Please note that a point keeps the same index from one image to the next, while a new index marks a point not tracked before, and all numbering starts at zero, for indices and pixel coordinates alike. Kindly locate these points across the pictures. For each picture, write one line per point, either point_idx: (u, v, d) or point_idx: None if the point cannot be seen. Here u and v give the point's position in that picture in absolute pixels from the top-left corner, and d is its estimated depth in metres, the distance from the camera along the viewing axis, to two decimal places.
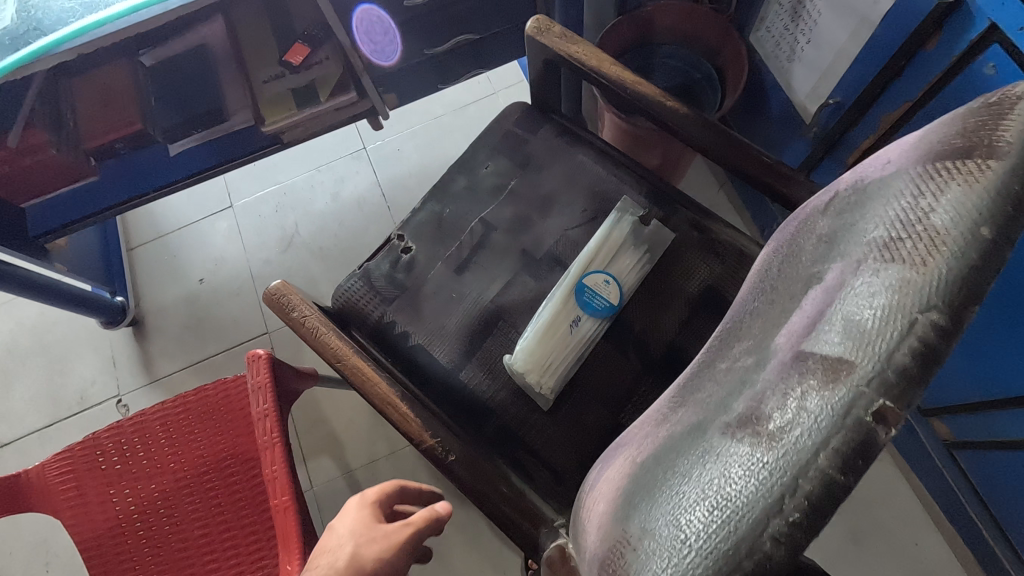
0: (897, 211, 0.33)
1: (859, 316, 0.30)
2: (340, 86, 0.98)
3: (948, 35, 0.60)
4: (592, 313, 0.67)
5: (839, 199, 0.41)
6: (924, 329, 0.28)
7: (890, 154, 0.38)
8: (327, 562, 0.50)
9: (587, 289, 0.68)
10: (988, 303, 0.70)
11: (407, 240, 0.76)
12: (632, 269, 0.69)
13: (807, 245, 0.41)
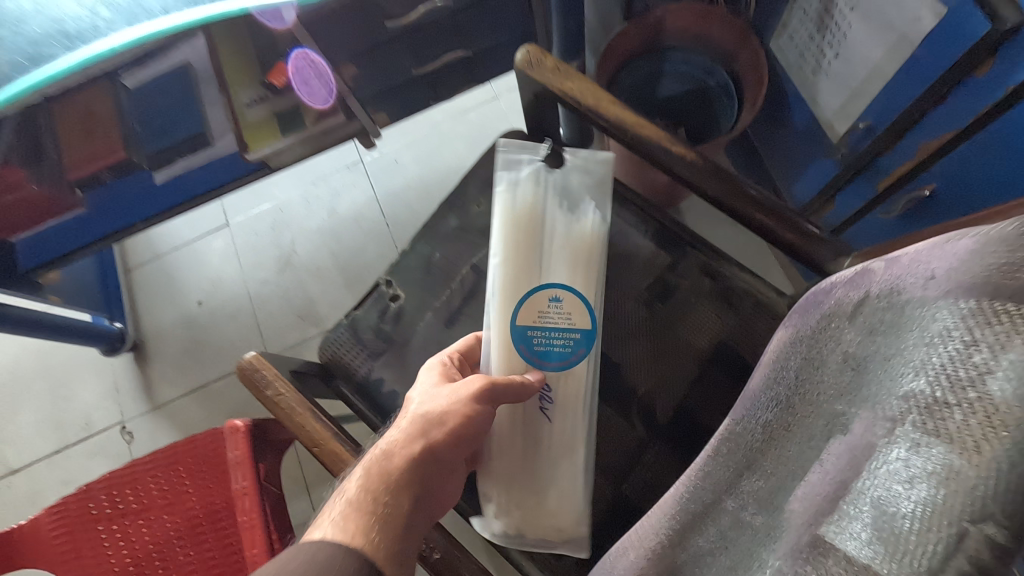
0: (943, 361, 0.27)
1: (895, 510, 0.24)
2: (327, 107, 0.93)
3: (1002, 64, 0.52)
4: (564, 361, 0.58)
5: (870, 307, 0.34)
6: (975, 548, 0.22)
7: (937, 265, 0.31)
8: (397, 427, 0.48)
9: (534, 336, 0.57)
10: None
11: (395, 287, 0.71)
12: (585, 265, 0.59)
13: (832, 360, 0.35)
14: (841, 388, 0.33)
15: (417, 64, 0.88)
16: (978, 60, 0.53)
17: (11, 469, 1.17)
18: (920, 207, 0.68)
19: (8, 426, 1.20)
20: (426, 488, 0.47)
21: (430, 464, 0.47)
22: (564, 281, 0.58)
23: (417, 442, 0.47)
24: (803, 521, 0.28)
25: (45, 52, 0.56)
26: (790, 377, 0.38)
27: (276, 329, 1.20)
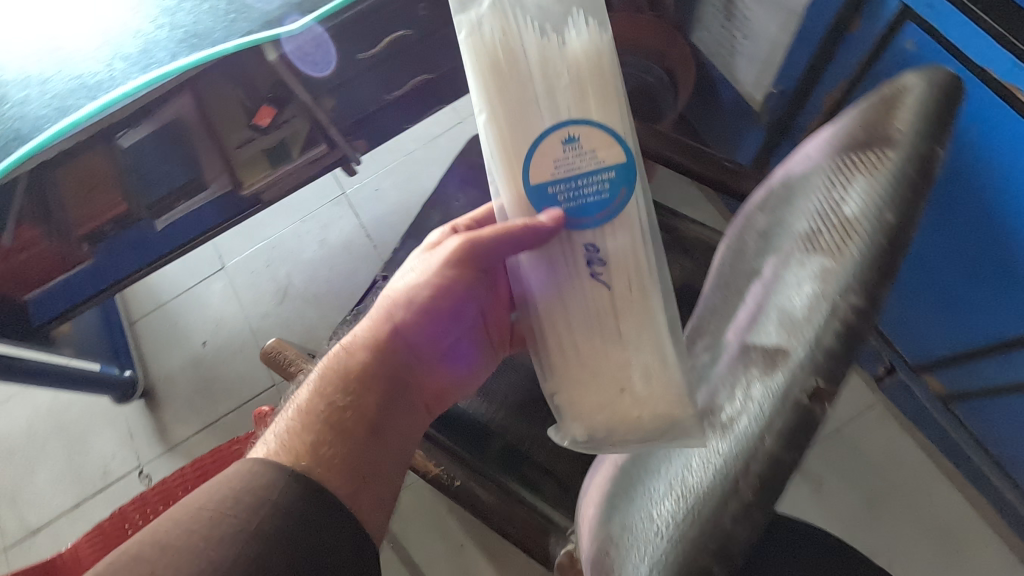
0: (816, 205, 0.36)
1: (791, 305, 0.33)
2: (311, 140, 1.03)
3: (868, 18, 0.64)
4: (610, 212, 0.43)
5: (768, 197, 0.44)
6: (844, 312, 0.31)
7: (809, 153, 0.42)
8: (364, 322, 0.57)
9: (559, 191, 0.42)
10: (956, 258, 0.73)
11: (392, 279, 0.80)
12: (603, 81, 0.41)
13: (748, 242, 0.43)
14: (758, 250, 0.41)
15: (388, 90, 0.98)
16: (847, 18, 0.67)
17: (33, 528, 1.19)
18: None
19: (28, 487, 1.23)
20: (388, 384, 0.55)
21: (389, 355, 0.55)
22: (571, 111, 0.41)
23: (378, 333, 0.55)
24: (734, 345, 0.36)
25: (69, 103, 0.65)
26: (722, 269, 0.47)
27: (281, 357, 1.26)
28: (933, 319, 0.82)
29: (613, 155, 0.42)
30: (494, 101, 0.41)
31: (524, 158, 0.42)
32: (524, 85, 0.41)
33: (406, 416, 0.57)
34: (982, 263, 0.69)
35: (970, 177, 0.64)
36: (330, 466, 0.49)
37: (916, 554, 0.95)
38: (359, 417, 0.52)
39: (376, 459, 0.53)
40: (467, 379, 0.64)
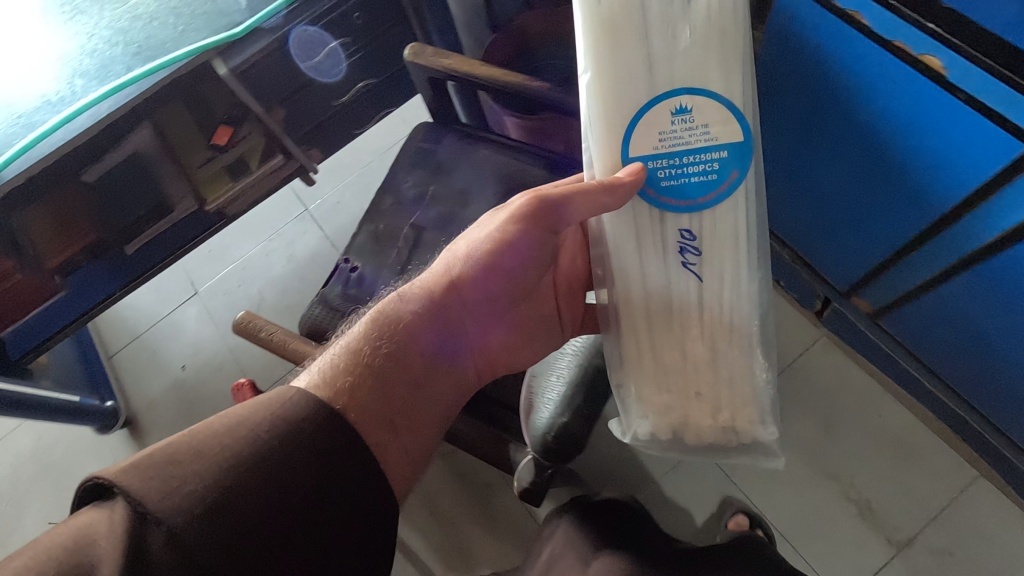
0: None
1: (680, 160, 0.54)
2: (267, 153, 1.10)
3: None
4: (703, 197, 0.54)
5: None
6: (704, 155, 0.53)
7: None
8: (431, 276, 0.64)
9: (662, 154, 0.53)
10: (849, 179, 0.80)
11: (353, 260, 0.86)
12: (725, 49, 0.51)
13: None
14: None
15: (334, 97, 1.05)
16: None
17: None
18: None
19: (16, 530, 1.23)
20: (433, 329, 0.61)
21: (438, 306, 0.62)
22: (686, 82, 0.51)
23: (445, 284, 0.63)
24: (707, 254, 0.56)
25: (34, 119, 0.72)
26: None
27: (260, 371, 1.30)
28: (847, 241, 0.89)
29: (720, 136, 0.52)
30: (613, 52, 0.51)
31: (632, 113, 0.52)
32: (645, 45, 0.51)
33: (445, 372, 0.62)
34: (869, 178, 0.76)
35: (842, 100, 0.72)
36: (369, 409, 0.53)
37: (871, 464, 1.02)
38: (402, 367, 0.57)
39: (410, 411, 0.57)
40: (518, 346, 0.72)
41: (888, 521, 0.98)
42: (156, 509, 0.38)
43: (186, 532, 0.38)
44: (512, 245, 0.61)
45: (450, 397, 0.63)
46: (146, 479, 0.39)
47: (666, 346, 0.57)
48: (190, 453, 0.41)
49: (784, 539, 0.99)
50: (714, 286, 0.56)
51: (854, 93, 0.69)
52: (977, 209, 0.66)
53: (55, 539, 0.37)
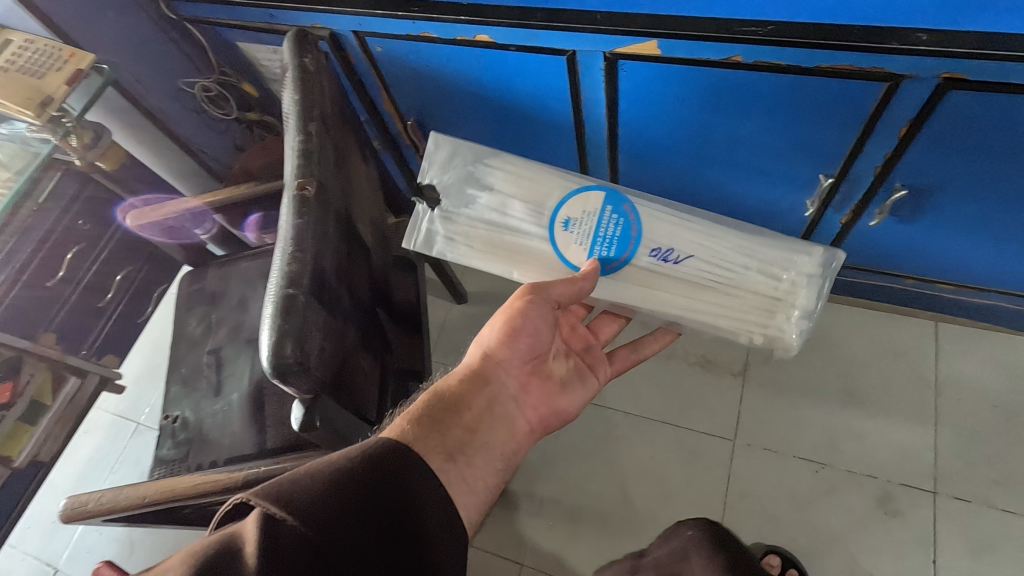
0: (518, 188, 0.93)
1: (581, 222, 0.92)
2: (58, 381, 1.07)
3: (349, 49, 0.95)
4: (634, 244, 0.91)
5: (520, 173, 0.94)
6: (580, 218, 0.92)
7: None
8: (463, 360, 0.75)
9: (591, 245, 0.91)
10: (517, 138, 1.04)
11: (171, 413, 0.89)
12: (522, 181, 0.94)
13: (543, 185, 0.93)
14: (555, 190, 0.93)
15: (98, 299, 1.10)
16: (344, 58, 0.97)
17: None
18: (425, 130, 1.10)
19: None
20: (480, 396, 0.70)
21: (474, 376, 0.72)
22: (547, 208, 0.92)
23: (471, 361, 0.74)
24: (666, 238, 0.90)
25: None
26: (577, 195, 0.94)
27: None
28: None
29: (592, 203, 0.92)
30: (497, 246, 0.93)
31: (546, 248, 0.92)
32: (508, 223, 0.93)
33: (498, 421, 0.71)
34: (525, 129, 1.00)
35: (469, 88, 0.95)
36: (432, 446, 0.60)
37: None
38: (455, 416, 0.66)
39: (471, 450, 0.64)
40: (556, 398, 0.81)
41: (724, 362, 1.14)
42: (284, 510, 0.42)
43: (309, 528, 0.42)
44: (518, 314, 0.76)
45: (505, 447, 0.70)
46: (270, 492, 0.43)
47: (753, 310, 0.89)
48: (304, 470, 0.46)
49: (667, 423, 1.12)
50: (683, 242, 0.90)
51: (471, 77, 0.92)
52: (580, 113, 0.91)
53: (202, 543, 0.41)
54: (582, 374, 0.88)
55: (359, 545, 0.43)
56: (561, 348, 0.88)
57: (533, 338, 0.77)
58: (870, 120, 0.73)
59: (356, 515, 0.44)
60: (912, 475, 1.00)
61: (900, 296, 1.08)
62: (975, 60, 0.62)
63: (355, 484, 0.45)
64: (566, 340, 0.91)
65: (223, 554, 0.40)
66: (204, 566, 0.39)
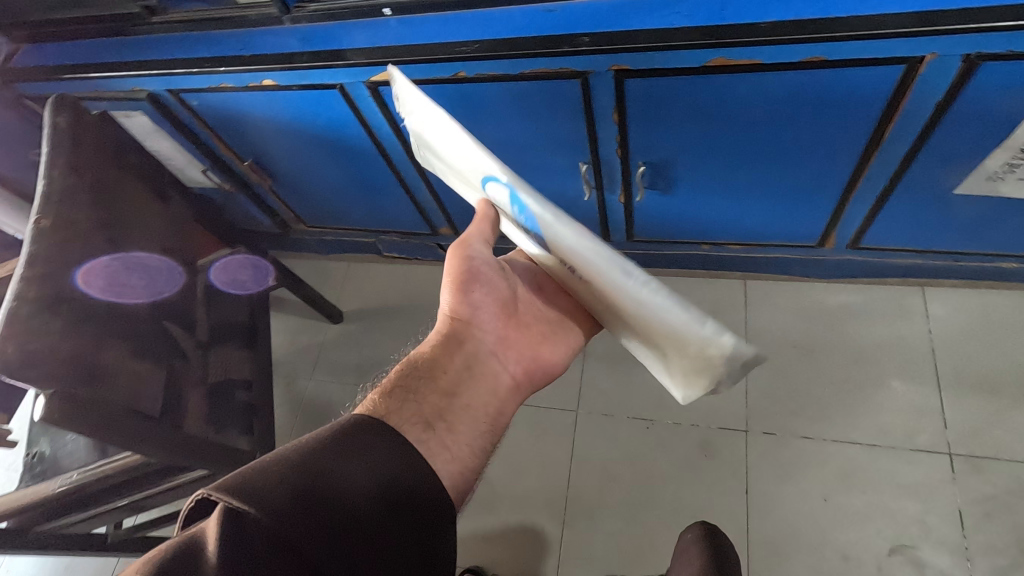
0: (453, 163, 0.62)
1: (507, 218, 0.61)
2: None
3: (170, 106, 1.07)
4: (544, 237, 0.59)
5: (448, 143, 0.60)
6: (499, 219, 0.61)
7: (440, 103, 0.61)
8: (435, 326, 0.75)
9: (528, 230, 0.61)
10: (340, 166, 1.16)
11: (32, 450, 0.97)
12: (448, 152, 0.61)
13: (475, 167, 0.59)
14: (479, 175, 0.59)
15: None
16: (168, 113, 1.09)
17: None
18: (265, 168, 1.22)
19: None
20: (454, 359, 0.71)
21: (444, 339, 0.72)
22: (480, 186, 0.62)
23: (440, 327, 0.74)
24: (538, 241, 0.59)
25: None
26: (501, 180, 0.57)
27: None
28: (386, 200, 1.24)
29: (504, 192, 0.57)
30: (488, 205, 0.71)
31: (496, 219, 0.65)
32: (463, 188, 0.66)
33: (478, 379, 0.71)
34: (341, 155, 1.12)
35: (282, 125, 1.07)
36: (410, 414, 0.63)
37: None
38: (429, 382, 0.68)
39: (448, 417, 0.65)
40: (540, 346, 0.79)
41: None
42: (247, 504, 0.44)
43: (273, 519, 0.44)
44: (469, 272, 0.74)
45: (488, 406, 0.71)
46: (233, 489, 0.45)
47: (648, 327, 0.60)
48: (271, 460, 0.49)
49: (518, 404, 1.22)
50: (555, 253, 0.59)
51: (278, 115, 1.04)
52: (374, 134, 1.03)
53: (163, 549, 0.42)
54: (566, 323, 0.82)
55: (348, 500, 0.48)
56: (541, 298, 0.82)
57: (491, 288, 0.75)
58: (587, 111, 0.86)
59: (330, 478, 0.48)
60: (727, 418, 1.11)
61: (705, 262, 1.21)
62: (629, 53, 0.75)
63: (323, 455, 0.50)
64: (549, 286, 0.82)
65: (190, 551, 0.42)
66: (176, 559, 0.41)
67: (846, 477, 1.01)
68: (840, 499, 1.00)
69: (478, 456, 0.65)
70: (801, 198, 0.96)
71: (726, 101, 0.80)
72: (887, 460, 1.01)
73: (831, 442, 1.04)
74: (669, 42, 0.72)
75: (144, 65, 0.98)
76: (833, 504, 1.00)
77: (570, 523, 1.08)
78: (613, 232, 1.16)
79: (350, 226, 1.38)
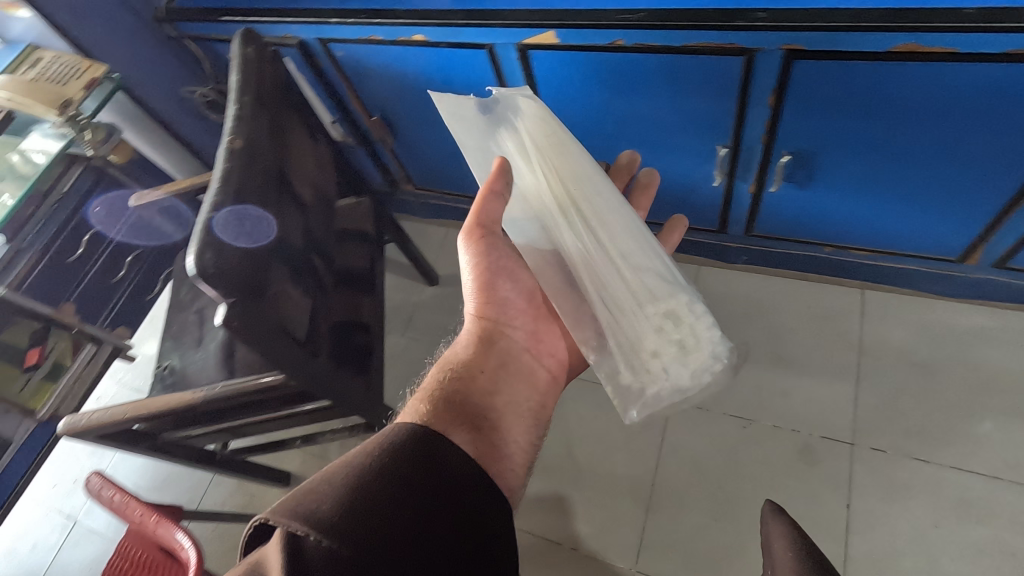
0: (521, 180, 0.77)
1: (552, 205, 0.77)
2: (76, 345, 1.19)
3: (315, 55, 1.12)
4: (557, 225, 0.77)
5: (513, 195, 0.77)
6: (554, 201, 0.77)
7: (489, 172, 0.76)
8: (461, 335, 0.76)
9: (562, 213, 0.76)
10: None
11: (163, 363, 1.04)
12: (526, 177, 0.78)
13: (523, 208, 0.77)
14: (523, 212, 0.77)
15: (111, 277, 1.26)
16: (312, 62, 1.13)
17: None
18: (389, 125, 1.25)
19: None
20: (488, 358, 0.72)
21: (477, 342, 0.74)
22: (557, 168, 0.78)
23: (468, 332, 0.75)
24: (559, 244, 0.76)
25: None
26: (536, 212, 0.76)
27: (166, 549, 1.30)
28: None
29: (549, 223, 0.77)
30: (549, 158, 0.76)
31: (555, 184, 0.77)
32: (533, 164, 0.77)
33: (516, 376, 0.72)
34: None
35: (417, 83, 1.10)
36: (452, 414, 0.63)
37: None
38: (470, 384, 0.68)
39: (491, 415, 0.66)
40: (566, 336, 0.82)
41: None
42: (307, 526, 0.43)
43: (334, 538, 0.42)
44: (492, 273, 0.76)
45: (531, 399, 0.72)
46: (292, 512, 0.44)
47: (663, 290, 0.72)
48: (325, 478, 0.48)
49: None
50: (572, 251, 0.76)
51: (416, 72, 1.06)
52: None
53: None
54: None
55: (409, 518, 0.45)
56: None
57: (516, 283, 0.78)
58: (741, 91, 0.84)
59: (387, 494, 0.46)
60: (832, 428, 1.06)
61: (823, 266, 1.16)
62: (807, 33, 0.72)
63: (380, 470, 0.48)
64: None
65: None
66: None
67: (960, 506, 0.96)
68: (952, 529, 0.94)
69: (526, 453, 0.66)
70: (950, 205, 0.91)
71: (899, 93, 0.76)
72: (1010, 496, 0.94)
73: (947, 469, 0.99)
74: (859, 24, 0.68)
75: (300, 12, 1.02)
76: (944, 532, 0.94)
77: (655, 510, 1.07)
78: (731, 222, 1.13)
79: (457, 191, 1.40)
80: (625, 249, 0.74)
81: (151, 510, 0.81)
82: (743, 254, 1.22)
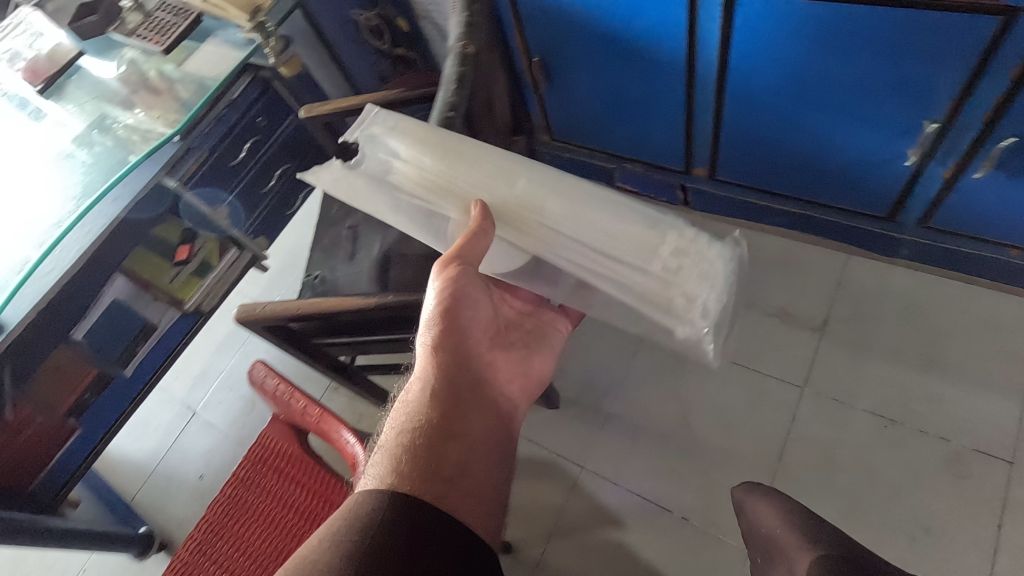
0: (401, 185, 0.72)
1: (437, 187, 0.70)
2: (223, 248, 1.27)
3: None
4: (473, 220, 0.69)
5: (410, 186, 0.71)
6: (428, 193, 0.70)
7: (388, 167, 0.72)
8: (409, 383, 0.66)
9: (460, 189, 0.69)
10: (628, 82, 1.13)
11: (314, 272, 1.08)
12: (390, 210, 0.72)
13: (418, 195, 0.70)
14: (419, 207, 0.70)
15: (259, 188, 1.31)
16: None
17: None
18: (547, 70, 1.22)
19: None
20: (450, 401, 0.63)
21: (435, 387, 0.64)
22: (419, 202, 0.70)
23: (417, 379, 0.65)
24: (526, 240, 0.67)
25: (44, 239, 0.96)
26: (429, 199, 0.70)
27: None
28: (655, 128, 1.21)
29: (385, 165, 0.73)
30: (448, 161, 0.69)
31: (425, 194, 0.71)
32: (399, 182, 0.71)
33: (480, 415, 0.65)
34: (637, 71, 1.09)
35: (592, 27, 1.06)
36: (418, 466, 0.56)
37: (767, 283, 1.24)
38: (437, 434, 0.60)
39: (459, 458, 0.59)
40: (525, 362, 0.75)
41: (802, 316, 1.18)
42: None
43: None
44: (455, 304, 0.66)
45: (500, 440, 0.66)
46: None
47: (656, 234, 0.64)
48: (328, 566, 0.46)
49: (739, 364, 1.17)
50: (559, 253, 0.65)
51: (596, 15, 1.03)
52: (693, 51, 0.99)
53: None
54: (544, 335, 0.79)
55: None
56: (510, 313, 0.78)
57: (475, 312, 0.69)
58: (982, 58, 0.76)
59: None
60: (988, 443, 0.99)
61: (998, 272, 1.07)
62: None
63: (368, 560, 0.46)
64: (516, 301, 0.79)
65: None
66: None
67: None
68: None
69: (503, 488, 0.62)
70: None
71: None
72: None
73: None
74: None
75: None
76: None
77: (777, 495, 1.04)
78: (906, 210, 1.05)
79: (597, 146, 1.37)
80: (595, 231, 0.65)
81: (315, 404, 0.84)
82: (905, 248, 1.13)
